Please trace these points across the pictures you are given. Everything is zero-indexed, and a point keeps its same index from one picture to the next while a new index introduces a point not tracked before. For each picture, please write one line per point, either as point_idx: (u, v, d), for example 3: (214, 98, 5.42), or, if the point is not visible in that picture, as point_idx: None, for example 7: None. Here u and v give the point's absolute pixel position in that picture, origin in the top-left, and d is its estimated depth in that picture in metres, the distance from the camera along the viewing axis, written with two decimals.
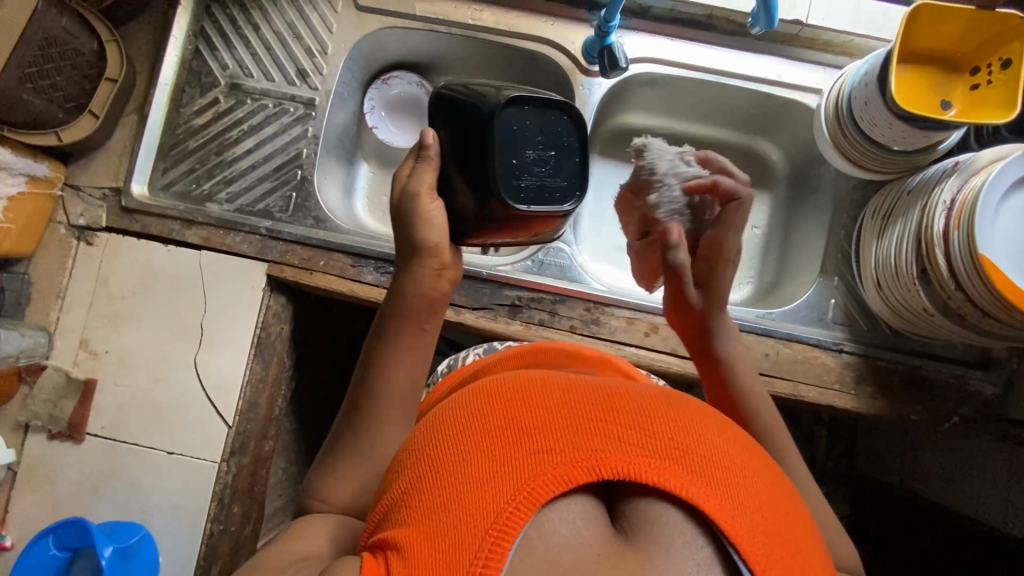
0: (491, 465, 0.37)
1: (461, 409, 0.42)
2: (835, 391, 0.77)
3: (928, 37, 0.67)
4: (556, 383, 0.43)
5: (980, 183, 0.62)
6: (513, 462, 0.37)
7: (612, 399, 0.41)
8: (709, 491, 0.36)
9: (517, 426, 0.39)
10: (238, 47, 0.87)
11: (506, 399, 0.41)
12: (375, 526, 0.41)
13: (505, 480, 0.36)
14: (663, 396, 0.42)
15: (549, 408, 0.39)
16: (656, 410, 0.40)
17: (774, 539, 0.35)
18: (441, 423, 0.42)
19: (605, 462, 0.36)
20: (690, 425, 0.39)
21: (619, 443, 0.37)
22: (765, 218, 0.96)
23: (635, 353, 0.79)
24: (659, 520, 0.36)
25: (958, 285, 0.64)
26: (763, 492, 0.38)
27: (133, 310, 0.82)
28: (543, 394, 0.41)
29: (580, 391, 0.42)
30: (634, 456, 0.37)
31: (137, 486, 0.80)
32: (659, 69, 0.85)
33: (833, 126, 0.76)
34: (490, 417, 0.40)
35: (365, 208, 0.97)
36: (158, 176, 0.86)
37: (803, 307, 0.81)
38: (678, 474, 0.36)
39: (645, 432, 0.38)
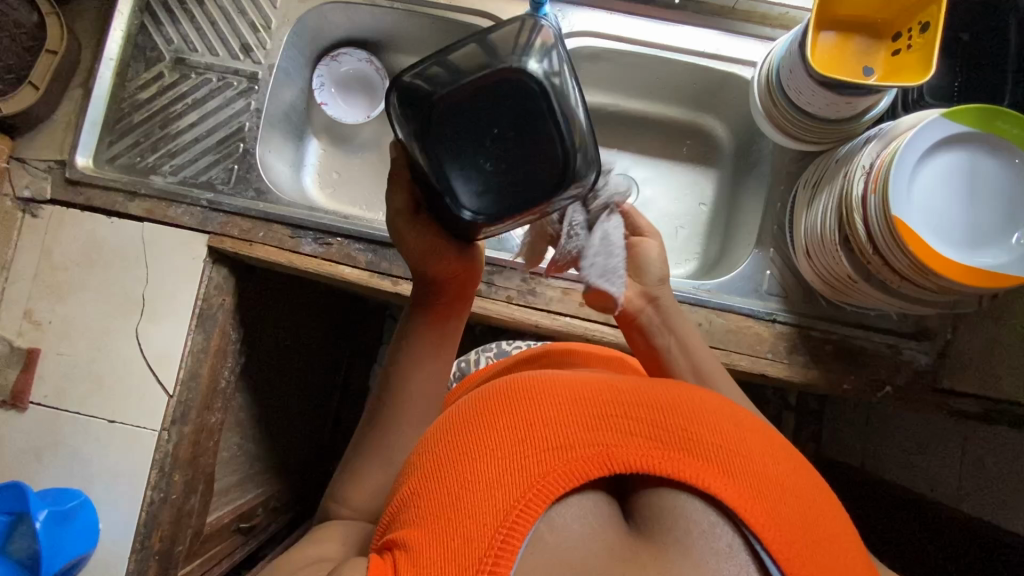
0: (502, 463, 0.39)
1: (468, 410, 0.45)
2: (767, 360, 0.78)
3: (849, 4, 0.68)
4: (566, 380, 0.45)
5: (897, 146, 0.62)
6: (526, 459, 0.39)
7: (621, 395, 0.43)
8: (726, 482, 0.39)
9: (529, 422, 0.41)
10: (182, 22, 0.88)
11: (514, 397, 0.43)
12: (382, 525, 0.43)
13: (517, 475, 0.39)
14: (675, 390, 0.45)
15: (560, 402, 0.42)
16: (669, 403, 0.43)
17: (791, 523, 0.38)
18: (449, 423, 0.45)
19: (617, 457, 0.39)
20: (704, 417, 0.42)
21: (631, 438, 0.40)
22: (712, 194, 0.97)
23: (569, 323, 0.80)
24: (674, 510, 0.39)
25: (876, 249, 0.64)
26: (777, 476, 0.41)
27: (77, 281, 0.83)
28: (550, 389, 0.43)
29: (589, 386, 0.44)
30: (646, 450, 0.40)
31: (79, 454, 0.80)
32: (599, 43, 0.85)
33: (765, 97, 0.77)
34: (499, 416, 0.42)
35: (315, 184, 0.99)
36: (104, 149, 0.86)
37: (738, 278, 0.81)
38: (690, 463, 0.39)
39: (656, 425, 0.41)
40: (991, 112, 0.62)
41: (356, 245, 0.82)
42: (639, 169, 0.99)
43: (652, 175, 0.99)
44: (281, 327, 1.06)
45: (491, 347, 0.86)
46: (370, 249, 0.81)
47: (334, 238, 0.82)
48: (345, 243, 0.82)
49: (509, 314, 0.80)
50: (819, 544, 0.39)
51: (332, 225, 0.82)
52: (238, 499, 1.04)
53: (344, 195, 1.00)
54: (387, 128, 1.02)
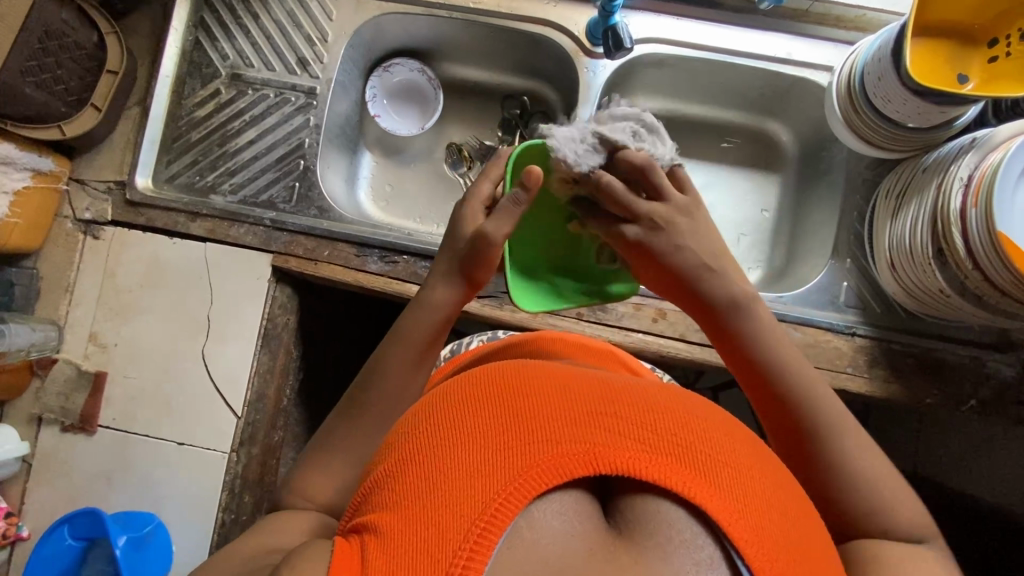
0: (484, 454, 0.37)
1: (456, 394, 0.43)
2: (847, 374, 0.76)
3: (943, 9, 0.65)
4: (557, 376, 0.43)
5: (999, 160, 0.60)
6: (507, 451, 0.37)
7: (613, 394, 0.40)
8: (713, 489, 0.36)
9: (516, 415, 0.39)
10: (237, 36, 0.86)
11: (504, 389, 0.41)
12: (357, 507, 0.41)
13: (497, 469, 0.36)
14: (668, 393, 0.42)
15: (550, 398, 0.40)
16: (660, 404, 0.40)
17: (778, 544, 0.35)
18: (435, 405, 0.43)
19: (601, 456, 0.36)
20: (696, 424, 0.39)
21: (619, 437, 0.37)
22: (776, 200, 0.94)
23: (642, 340, 0.78)
24: (657, 517, 0.36)
25: (976, 265, 0.62)
26: (768, 493, 0.37)
27: (141, 302, 0.82)
28: (540, 384, 0.41)
29: (582, 384, 0.42)
30: (634, 452, 0.37)
31: (150, 476, 0.80)
32: (665, 49, 0.83)
33: (845, 104, 0.75)
34: (485, 404, 0.40)
35: (370, 198, 0.98)
36: (162, 168, 0.86)
37: (815, 290, 0.79)
38: (679, 469, 0.36)
39: (647, 427, 0.38)
40: None
41: (422, 263, 0.80)
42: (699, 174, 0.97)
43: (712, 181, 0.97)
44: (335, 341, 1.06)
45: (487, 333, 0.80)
46: None
47: (400, 256, 0.81)
48: (411, 261, 0.80)
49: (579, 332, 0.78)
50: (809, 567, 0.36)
51: (399, 243, 0.80)
52: None
53: (397, 208, 0.98)
54: (439, 138, 1.00)
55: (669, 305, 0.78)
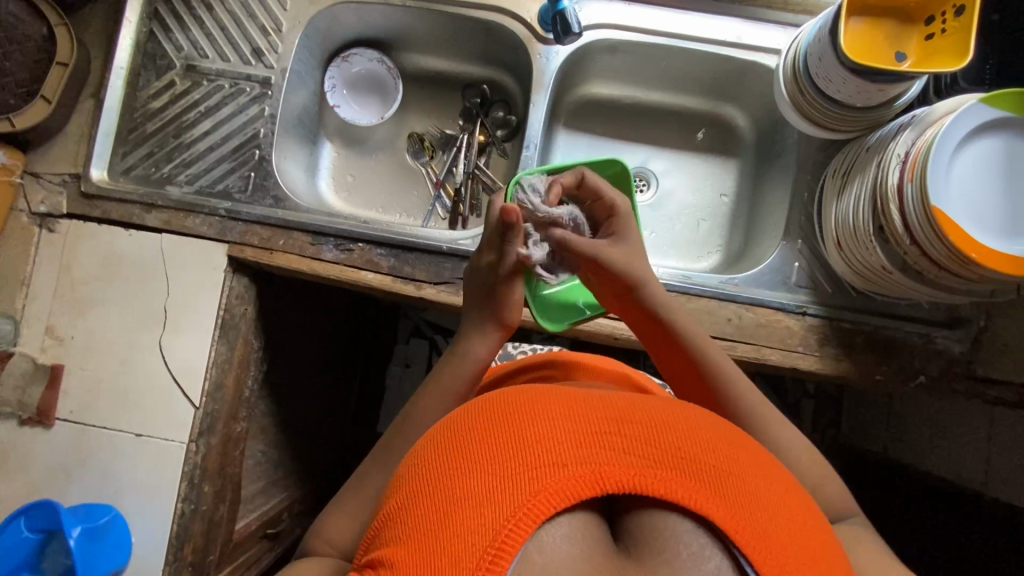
0: (493, 479, 0.37)
1: (460, 418, 0.43)
2: (799, 353, 0.77)
3: None
4: (560, 394, 0.43)
5: (934, 135, 0.61)
6: (514, 475, 0.37)
7: (617, 410, 0.41)
8: (718, 501, 0.37)
9: (521, 436, 0.39)
10: (191, 28, 0.86)
11: (508, 410, 0.41)
12: (373, 538, 0.41)
13: (507, 494, 0.36)
14: (670, 407, 0.43)
15: (552, 417, 0.40)
16: (662, 420, 0.41)
17: (787, 550, 0.36)
18: (441, 431, 0.43)
19: (607, 475, 0.37)
20: (697, 437, 0.40)
21: (622, 455, 0.38)
22: (733, 184, 0.96)
23: (596, 323, 0.79)
24: (664, 531, 0.36)
25: (914, 240, 0.63)
26: (773, 500, 0.38)
27: (98, 295, 0.82)
28: (544, 402, 0.42)
29: (583, 400, 0.42)
30: (637, 468, 0.38)
31: (108, 468, 0.80)
32: (617, 35, 0.83)
33: (791, 86, 0.75)
34: (491, 428, 0.40)
35: (331, 188, 0.98)
36: (118, 161, 0.85)
37: (767, 271, 0.80)
38: (683, 483, 0.37)
39: (647, 441, 0.39)
40: None
41: (377, 250, 0.81)
42: (658, 161, 0.98)
43: (672, 167, 0.98)
44: (301, 332, 1.06)
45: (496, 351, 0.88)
46: (392, 254, 0.81)
47: (355, 244, 0.81)
48: (366, 249, 0.81)
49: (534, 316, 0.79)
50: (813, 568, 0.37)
51: (354, 230, 0.81)
52: (264, 505, 1.04)
53: (359, 198, 0.99)
54: (400, 128, 1.01)
55: None
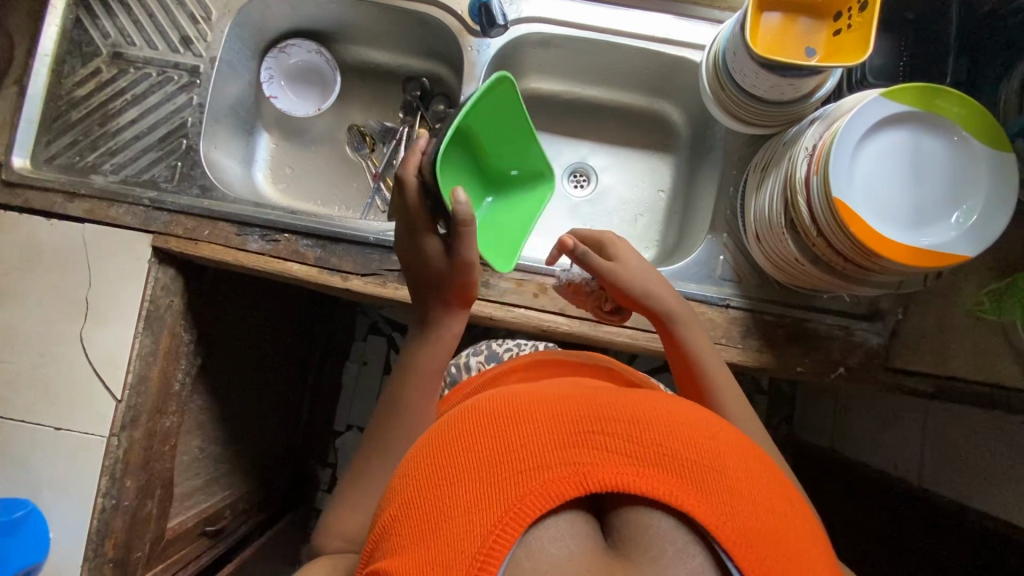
0: (479, 487, 0.36)
1: (447, 427, 0.42)
2: (721, 345, 0.77)
3: None
4: (543, 395, 0.43)
5: (838, 128, 0.62)
6: (500, 481, 0.36)
7: (598, 407, 0.40)
8: (706, 496, 0.36)
9: (504, 441, 0.38)
10: (119, 15, 0.85)
11: (493, 415, 0.41)
12: (368, 551, 0.41)
13: (490, 500, 0.36)
14: (653, 401, 0.42)
15: (536, 420, 0.39)
16: (644, 414, 0.40)
17: (768, 542, 0.35)
18: (431, 440, 0.42)
19: (593, 475, 0.36)
20: (681, 430, 0.39)
21: (607, 454, 0.37)
22: (670, 180, 0.97)
23: (524, 315, 0.79)
24: (648, 529, 0.36)
25: (819, 232, 0.64)
26: (755, 492, 0.38)
27: (18, 286, 0.80)
28: (527, 405, 0.41)
29: (568, 401, 0.41)
30: (621, 466, 0.37)
31: (26, 462, 0.78)
32: (549, 29, 0.84)
33: (713, 81, 0.77)
34: (476, 435, 0.40)
35: (268, 180, 0.97)
36: (42, 149, 0.84)
37: (693, 265, 0.81)
38: (667, 481, 0.36)
39: (632, 439, 0.38)
40: (931, 91, 0.62)
41: (303, 240, 0.80)
42: (599, 156, 1.00)
43: (611, 163, 0.99)
44: (243, 325, 1.06)
45: (484, 350, 0.85)
46: (318, 245, 0.80)
47: (281, 234, 0.80)
48: (292, 239, 0.80)
49: None
50: (797, 563, 0.36)
51: (279, 221, 0.80)
52: (204, 502, 1.02)
53: (297, 190, 0.98)
54: (341, 120, 1.00)
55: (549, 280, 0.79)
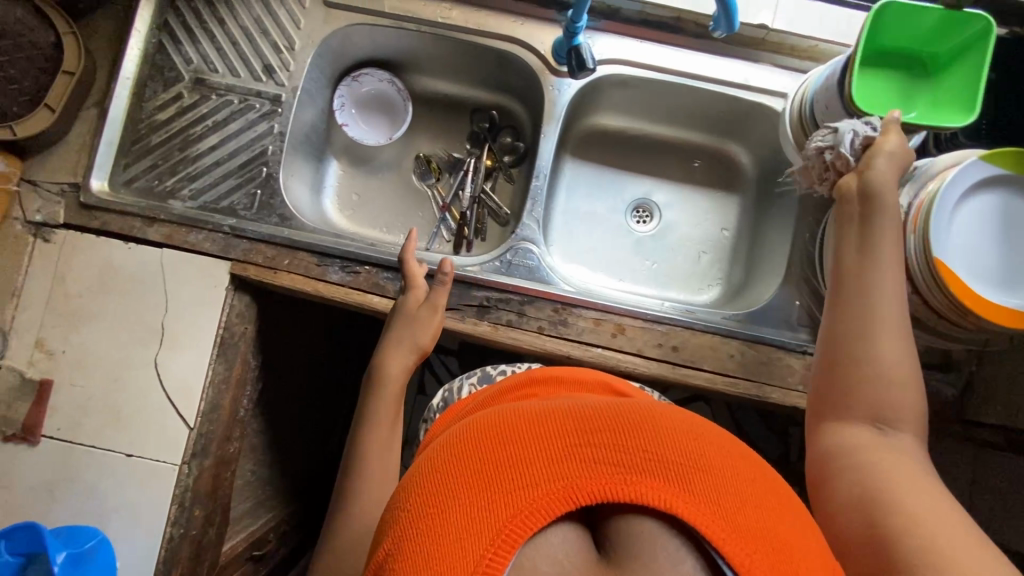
0: (454, 517, 0.32)
1: (428, 459, 0.38)
2: (799, 392, 0.78)
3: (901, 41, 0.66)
4: (520, 410, 0.38)
5: (937, 188, 0.63)
6: (478, 508, 0.32)
7: (580, 417, 0.36)
8: (704, 499, 0.32)
9: (479, 465, 0.34)
10: (202, 42, 0.85)
11: (471, 439, 0.36)
12: None
13: (469, 530, 0.31)
14: (637, 404, 0.37)
15: (513, 438, 0.35)
16: (627, 419, 0.35)
17: (767, 541, 0.31)
18: (407, 477, 0.38)
19: (578, 488, 0.32)
20: (668, 429, 0.35)
21: (593, 465, 0.33)
22: (735, 220, 0.98)
23: (601, 354, 0.78)
24: (648, 544, 0.31)
25: (915, 289, 0.65)
26: (750, 487, 0.34)
27: (93, 308, 0.80)
28: (506, 423, 0.37)
29: (545, 413, 0.37)
30: (609, 478, 0.32)
31: (95, 488, 0.78)
32: (629, 71, 0.85)
33: (797, 129, 0.77)
34: (452, 464, 0.35)
35: (335, 207, 0.97)
36: (120, 172, 0.84)
37: (768, 309, 0.82)
38: (657, 488, 0.32)
39: (618, 446, 0.33)
40: None
41: (384, 274, 0.80)
42: (661, 193, 1.00)
43: (674, 200, 1.00)
44: (299, 348, 1.05)
45: (477, 374, 0.83)
46: (399, 278, 0.80)
47: (362, 266, 0.80)
48: (373, 272, 0.80)
49: (540, 345, 0.78)
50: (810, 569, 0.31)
51: (360, 253, 0.80)
52: (252, 525, 1.01)
53: (364, 217, 0.98)
54: (407, 149, 1.01)
55: (628, 321, 0.79)
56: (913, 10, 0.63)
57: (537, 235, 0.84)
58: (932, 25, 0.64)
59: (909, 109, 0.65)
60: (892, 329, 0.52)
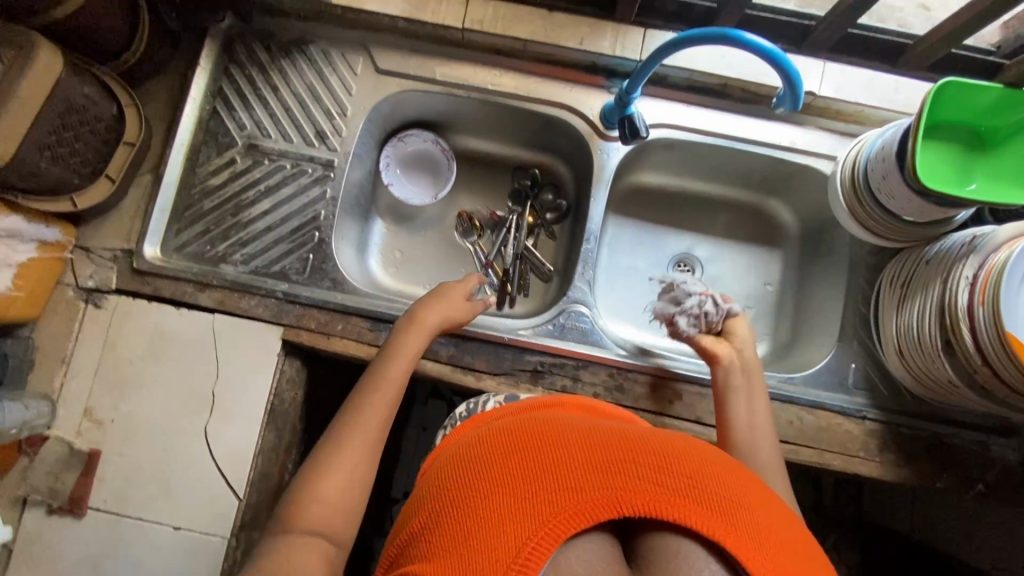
0: (512, 504, 0.37)
1: (478, 456, 0.42)
2: (861, 459, 0.78)
3: (959, 113, 0.67)
4: (575, 427, 0.44)
5: (1004, 261, 0.63)
6: (534, 500, 0.37)
7: (630, 442, 0.41)
8: (725, 525, 0.37)
9: (537, 464, 0.39)
10: (256, 108, 0.87)
11: (529, 441, 0.42)
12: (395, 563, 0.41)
13: (522, 517, 0.36)
14: (681, 443, 0.43)
15: (569, 447, 0.40)
16: (671, 452, 0.41)
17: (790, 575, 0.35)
18: (460, 467, 0.43)
19: (623, 499, 0.37)
20: (707, 469, 0.40)
21: (638, 481, 0.38)
22: (778, 275, 0.98)
23: (659, 421, 0.77)
24: (675, 555, 0.36)
25: (985, 360, 0.65)
26: (780, 531, 0.38)
27: (143, 375, 0.79)
28: (562, 435, 0.42)
29: (599, 434, 0.42)
30: (653, 494, 0.37)
31: (142, 563, 0.75)
32: (675, 134, 0.86)
33: (847, 191, 0.78)
34: (510, 459, 0.40)
35: (380, 264, 0.98)
36: (172, 237, 0.84)
37: (824, 371, 0.82)
38: (696, 511, 0.37)
39: (663, 471, 0.39)
40: None
41: (437, 338, 0.80)
42: (703, 248, 1.00)
43: (715, 255, 1.00)
44: None
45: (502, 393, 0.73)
46: (452, 342, 0.80)
47: None
48: None
49: None
50: None
51: None
52: None
53: (407, 274, 0.98)
54: (450, 206, 1.02)
55: (685, 386, 0.78)
56: (976, 88, 0.64)
57: (589, 297, 0.84)
58: (989, 104, 0.65)
59: (971, 182, 0.67)
60: (772, 469, 0.63)
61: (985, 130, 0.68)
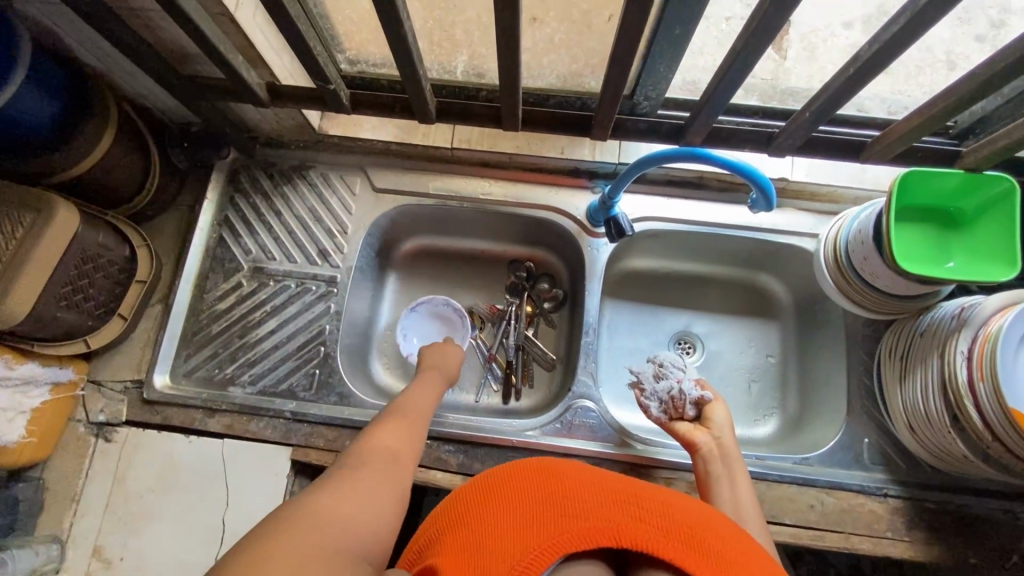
0: (535, 525, 0.49)
1: (514, 494, 0.54)
2: (889, 540, 0.76)
3: (928, 196, 0.72)
4: (596, 481, 0.55)
5: (995, 337, 0.64)
6: (551, 524, 0.49)
7: (639, 498, 0.53)
8: (702, 566, 0.47)
9: (560, 503, 0.51)
10: (260, 232, 0.91)
11: (555, 489, 0.54)
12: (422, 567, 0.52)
13: (541, 534, 0.48)
14: (685, 509, 0.54)
15: (587, 497, 0.52)
16: (671, 511, 0.52)
17: None
18: (496, 500, 0.55)
19: (623, 534, 0.49)
20: (699, 524, 0.51)
21: (637, 521, 0.50)
22: (778, 346, 0.98)
23: None
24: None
25: (996, 435, 0.64)
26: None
27: (153, 508, 0.78)
28: (584, 487, 0.54)
29: (615, 487, 0.54)
30: (649, 533, 0.49)
31: None
32: (659, 225, 0.91)
33: (832, 267, 0.81)
34: (539, 498, 0.53)
35: (384, 365, 0.96)
36: (180, 363, 0.86)
37: (838, 449, 0.81)
38: (682, 551, 0.48)
39: (661, 520, 0.50)
40: None
41: (446, 446, 0.80)
42: (701, 324, 1.00)
43: (715, 330, 1.00)
44: None
45: None
46: (461, 449, 0.80)
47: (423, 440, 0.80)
48: (435, 445, 0.80)
49: None
50: None
51: None
52: None
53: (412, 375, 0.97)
54: None
55: None
56: (938, 175, 0.69)
57: (593, 390, 0.84)
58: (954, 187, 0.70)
59: (949, 259, 0.70)
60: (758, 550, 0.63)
61: (956, 209, 0.72)
